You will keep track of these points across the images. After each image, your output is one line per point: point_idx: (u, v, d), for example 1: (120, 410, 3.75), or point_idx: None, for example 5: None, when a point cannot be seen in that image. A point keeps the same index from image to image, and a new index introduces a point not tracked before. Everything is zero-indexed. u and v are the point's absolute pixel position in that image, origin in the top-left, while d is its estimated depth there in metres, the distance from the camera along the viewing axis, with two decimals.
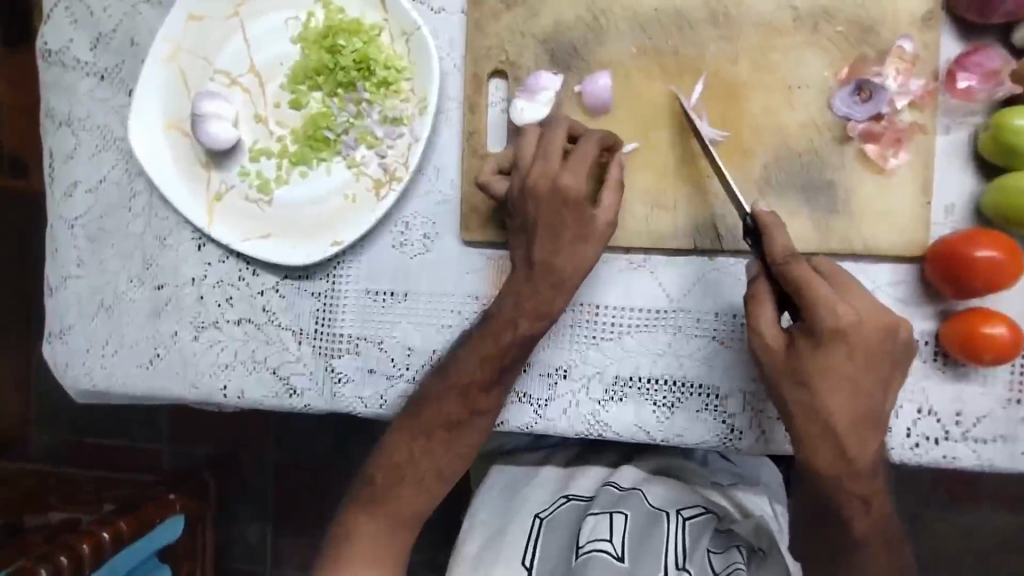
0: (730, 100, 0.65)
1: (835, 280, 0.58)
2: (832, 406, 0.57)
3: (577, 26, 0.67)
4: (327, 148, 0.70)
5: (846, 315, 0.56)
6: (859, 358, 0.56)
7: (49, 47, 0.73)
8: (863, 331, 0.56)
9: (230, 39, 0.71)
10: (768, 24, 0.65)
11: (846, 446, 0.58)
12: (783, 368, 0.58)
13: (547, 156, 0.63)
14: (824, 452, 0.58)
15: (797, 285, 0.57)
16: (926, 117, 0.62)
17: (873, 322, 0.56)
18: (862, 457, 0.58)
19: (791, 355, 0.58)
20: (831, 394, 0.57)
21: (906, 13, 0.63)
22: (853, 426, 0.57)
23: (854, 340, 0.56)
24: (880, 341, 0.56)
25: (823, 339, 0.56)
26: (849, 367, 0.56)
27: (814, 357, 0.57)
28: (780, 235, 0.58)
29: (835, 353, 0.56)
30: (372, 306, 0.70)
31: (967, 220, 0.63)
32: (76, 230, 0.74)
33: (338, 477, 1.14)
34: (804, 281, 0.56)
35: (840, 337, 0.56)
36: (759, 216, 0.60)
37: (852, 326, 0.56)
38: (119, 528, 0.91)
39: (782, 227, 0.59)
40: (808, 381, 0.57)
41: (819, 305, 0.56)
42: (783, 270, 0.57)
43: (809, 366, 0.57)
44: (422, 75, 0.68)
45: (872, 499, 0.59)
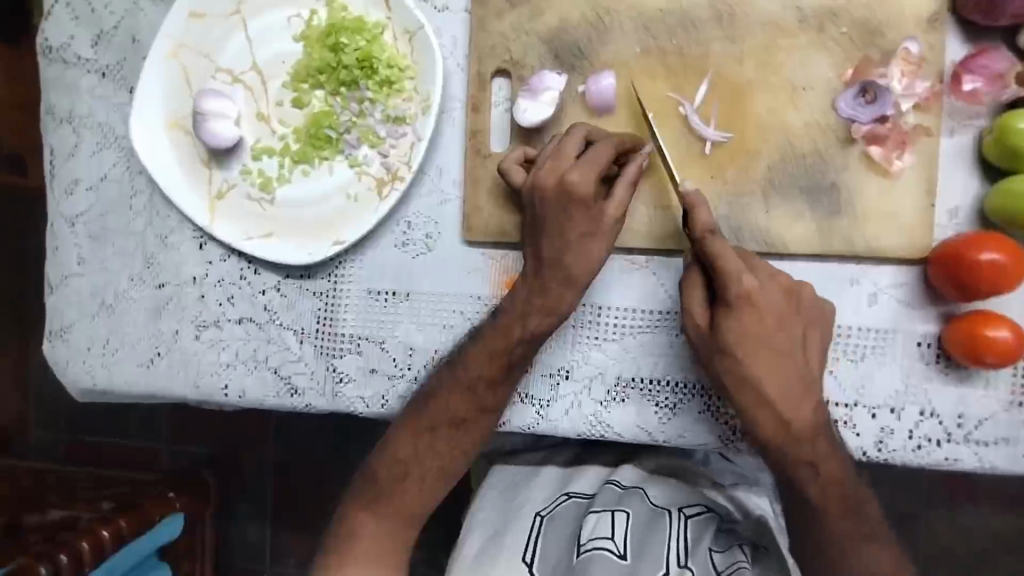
0: (733, 101, 0.65)
1: (742, 254, 0.62)
2: (755, 372, 0.60)
3: (581, 25, 0.67)
4: (329, 147, 0.70)
5: (750, 281, 0.59)
6: (769, 321, 0.60)
7: (50, 44, 0.73)
8: (766, 294, 0.60)
9: (232, 37, 0.71)
10: (773, 25, 0.64)
11: (780, 408, 0.60)
12: (708, 341, 0.61)
13: (559, 156, 0.63)
14: (801, 433, 0.60)
15: (709, 257, 0.59)
16: (930, 118, 0.62)
17: (774, 287, 0.60)
18: (799, 420, 0.60)
19: (713, 328, 0.61)
20: (752, 359, 0.60)
21: (912, 14, 0.62)
22: (781, 389, 0.60)
23: (760, 305, 0.60)
24: (783, 303, 0.60)
25: (735, 308, 0.60)
26: (762, 330, 0.60)
27: (731, 325, 0.60)
28: (702, 209, 0.60)
29: (747, 319, 0.60)
30: (374, 306, 0.70)
31: (971, 222, 0.63)
32: (77, 229, 0.74)
33: (338, 474, 1.14)
34: (717, 254, 0.59)
35: (750, 304, 0.59)
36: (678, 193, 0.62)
37: (756, 291, 0.59)
38: (119, 526, 0.91)
39: (704, 203, 0.61)
40: (730, 351, 0.60)
41: (727, 275, 0.59)
42: (699, 243, 0.60)
43: (729, 336, 0.60)
44: (425, 73, 0.68)
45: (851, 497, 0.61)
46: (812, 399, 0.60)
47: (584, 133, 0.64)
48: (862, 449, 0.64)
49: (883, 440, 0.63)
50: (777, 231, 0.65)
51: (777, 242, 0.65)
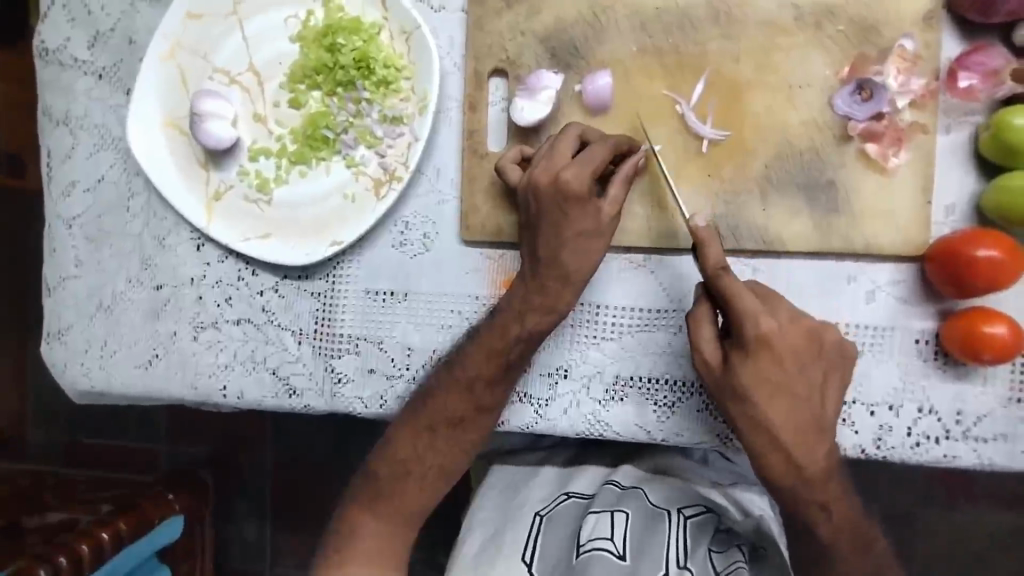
0: (730, 99, 0.65)
1: (759, 291, 0.60)
2: (770, 414, 0.59)
3: (577, 24, 0.67)
4: (326, 147, 0.70)
5: (768, 323, 0.58)
6: (787, 363, 0.59)
7: (46, 46, 0.73)
8: (785, 337, 0.59)
9: (229, 37, 0.71)
10: (769, 23, 0.64)
11: (793, 452, 0.60)
12: (722, 381, 0.60)
13: (554, 156, 0.63)
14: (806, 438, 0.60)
15: (724, 297, 0.59)
16: (926, 115, 0.62)
17: (794, 329, 0.59)
18: (812, 464, 0.60)
19: (727, 370, 0.60)
20: (767, 402, 0.59)
21: (908, 12, 0.63)
22: (796, 432, 0.60)
23: (779, 348, 0.58)
24: (803, 344, 0.59)
25: (752, 349, 0.59)
26: (778, 373, 0.59)
27: (746, 368, 0.59)
28: (712, 245, 0.59)
29: (763, 362, 0.59)
30: (372, 307, 0.70)
31: (967, 218, 0.63)
32: (74, 231, 0.74)
33: (337, 475, 1.14)
34: (731, 295, 0.58)
35: (767, 346, 0.58)
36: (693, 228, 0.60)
37: (774, 333, 0.58)
38: (118, 528, 0.91)
39: (716, 239, 0.60)
40: (745, 393, 0.59)
41: (743, 317, 0.58)
42: (714, 283, 0.59)
43: (744, 378, 0.59)
44: (422, 73, 0.68)
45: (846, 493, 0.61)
46: (827, 442, 0.60)
47: (578, 134, 0.64)
48: (861, 447, 0.64)
49: (882, 436, 0.63)
50: (774, 229, 0.65)
51: (775, 241, 0.65)
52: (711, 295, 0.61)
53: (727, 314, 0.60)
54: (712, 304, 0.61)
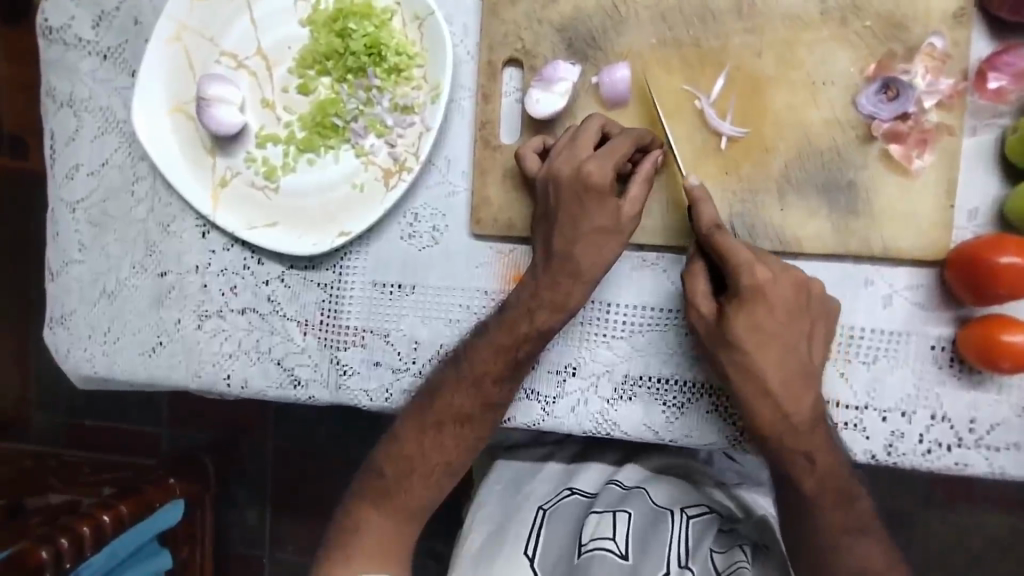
0: (751, 95, 0.63)
1: (754, 250, 0.61)
2: (760, 363, 0.59)
3: (596, 14, 0.65)
4: (335, 136, 0.68)
5: (762, 273, 0.58)
6: (778, 314, 0.59)
7: (50, 25, 0.71)
8: (778, 287, 0.59)
9: (237, 20, 0.69)
10: (794, 17, 0.63)
11: (800, 437, 0.60)
12: (714, 332, 0.60)
13: (575, 147, 0.62)
14: (807, 437, 0.60)
15: (717, 250, 0.59)
16: (953, 117, 0.61)
17: (786, 280, 0.59)
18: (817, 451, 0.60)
19: (721, 320, 0.60)
20: (757, 349, 0.59)
21: (938, 8, 0.61)
22: (785, 382, 0.59)
23: (771, 297, 0.58)
24: (795, 296, 0.59)
25: (745, 298, 0.58)
26: (771, 323, 0.59)
27: (740, 318, 0.59)
28: (706, 205, 0.60)
29: (757, 312, 0.58)
30: (379, 299, 0.69)
31: (991, 225, 0.62)
32: (78, 214, 0.72)
33: (338, 460, 1.13)
34: (726, 246, 0.58)
35: (760, 294, 0.58)
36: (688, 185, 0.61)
37: (768, 284, 0.58)
38: (120, 510, 0.92)
39: (710, 199, 0.61)
40: (737, 341, 0.59)
41: (737, 266, 0.58)
42: (709, 240, 0.60)
43: (736, 327, 0.59)
44: (435, 61, 0.66)
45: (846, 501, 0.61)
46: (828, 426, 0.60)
47: (601, 125, 0.63)
48: (871, 453, 0.63)
49: (893, 443, 0.62)
50: (791, 230, 0.63)
51: (791, 242, 0.63)
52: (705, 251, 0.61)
53: (722, 268, 0.60)
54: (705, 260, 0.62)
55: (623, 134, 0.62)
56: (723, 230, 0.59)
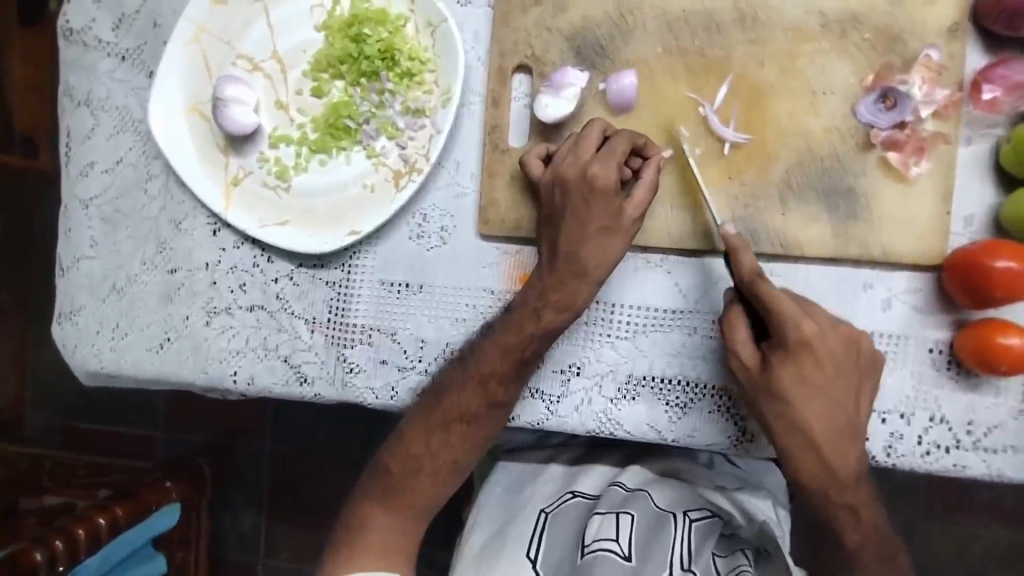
0: (754, 103, 0.65)
1: (797, 300, 0.62)
2: (808, 416, 0.60)
3: (603, 23, 0.68)
4: (347, 137, 0.70)
5: (810, 328, 0.59)
6: (826, 367, 0.60)
7: (72, 26, 0.73)
8: (827, 342, 0.60)
9: (255, 24, 0.71)
10: (795, 29, 0.65)
11: (805, 436, 0.61)
12: (760, 385, 0.61)
13: (578, 151, 0.64)
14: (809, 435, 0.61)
15: (765, 306, 0.59)
16: (949, 126, 0.63)
17: (834, 335, 0.60)
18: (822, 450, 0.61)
19: (766, 372, 0.60)
20: (805, 404, 0.60)
21: (934, 22, 0.63)
22: (831, 435, 0.60)
23: (820, 351, 0.59)
24: (844, 351, 0.60)
25: (793, 352, 0.60)
26: (820, 378, 0.60)
27: (787, 371, 0.60)
28: (745, 255, 0.60)
29: (804, 365, 0.60)
30: (387, 297, 0.70)
31: (986, 231, 0.64)
32: (91, 211, 0.74)
33: (336, 469, 1.13)
34: (773, 302, 0.59)
35: (807, 350, 0.59)
36: (727, 237, 0.61)
37: (817, 338, 0.59)
38: (115, 514, 0.91)
39: (748, 248, 0.61)
40: (783, 393, 0.60)
41: (783, 320, 0.59)
42: (752, 291, 0.60)
43: (783, 381, 0.60)
44: (446, 66, 0.68)
45: (853, 504, 0.62)
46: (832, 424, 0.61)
47: (603, 129, 0.65)
48: (871, 454, 0.64)
49: (892, 444, 0.63)
50: (793, 234, 0.65)
51: (793, 246, 0.65)
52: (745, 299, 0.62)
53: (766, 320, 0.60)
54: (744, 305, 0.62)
55: (620, 135, 0.64)
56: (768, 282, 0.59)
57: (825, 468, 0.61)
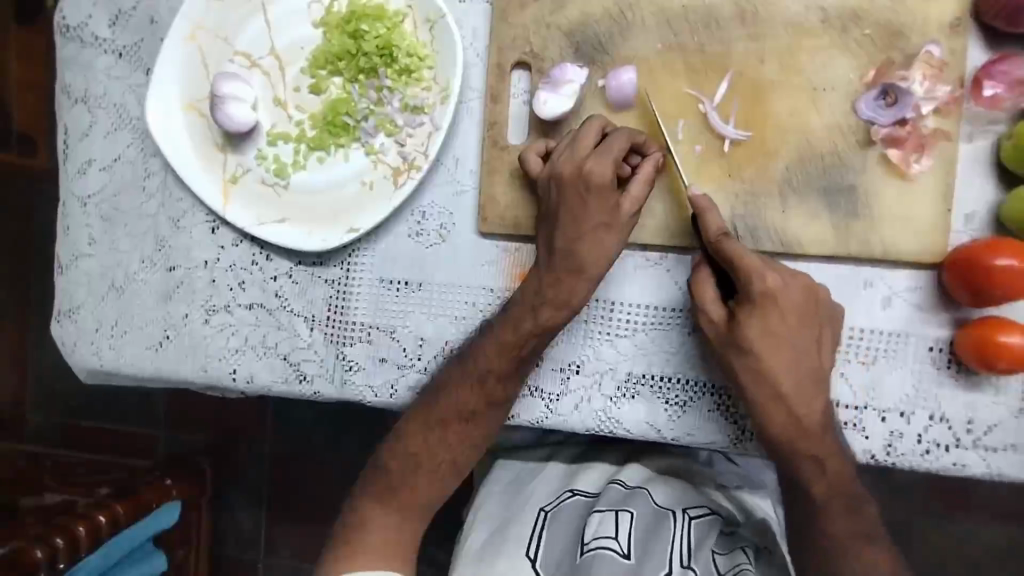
0: (753, 100, 0.65)
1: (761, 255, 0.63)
2: (774, 367, 0.61)
3: (603, 20, 0.67)
4: (346, 134, 0.70)
5: (774, 280, 0.60)
6: (789, 318, 0.60)
7: (68, 23, 0.73)
8: (790, 294, 0.60)
9: (252, 21, 0.70)
10: (796, 25, 0.64)
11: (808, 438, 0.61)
12: (727, 338, 0.61)
13: (576, 148, 0.64)
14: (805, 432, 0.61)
15: (728, 260, 0.61)
16: (950, 123, 0.62)
17: (797, 286, 0.61)
18: (825, 452, 0.61)
19: (732, 326, 0.61)
20: (771, 355, 0.61)
21: (936, 18, 0.62)
22: (815, 417, 0.61)
23: (783, 303, 0.60)
24: (805, 301, 0.61)
25: (757, 304, 0.60)
26: (784, 329, 0.60)
27: (752, 322, 0.60)
28: (711, 213, 0.62)
29: (768, 316, 0.60)
30: (386, 295, 0.69)
31: (987, 228, 0.63)
32: (88, 209, 0.73)
33: (337, 465, 1.13)
34: (736, 255, 0.60)
35: (771, 301, 0.60)
36: (693, 197, 0.63)
37: (780, 290, 0.60)
38: (115, 511, 0.91)
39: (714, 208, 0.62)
40: (749, 345, 0.61)
41: (746, 272, 0.60)
42: (717, 249, 0.61)
43: (748, 333, 0.60)
44: (445, 63, 0.68)
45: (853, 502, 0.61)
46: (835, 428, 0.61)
47: (601, 127, 0.64)
48: (871, 453, 0.64)
49: (892, 443, 0.63)
50: (793, 232, 0.65)
51: (793, 243, 0.65)
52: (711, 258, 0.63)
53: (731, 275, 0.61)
54: (710, 266, 0.64)
55: (618, 133, 0.64)
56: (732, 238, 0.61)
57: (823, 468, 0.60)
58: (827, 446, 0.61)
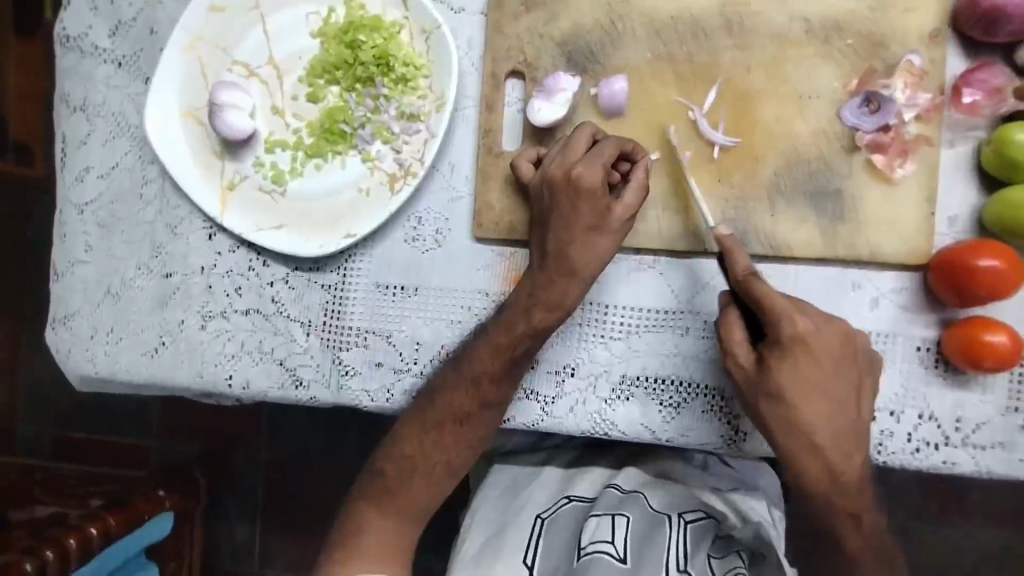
0: (741, 108, 0.67)
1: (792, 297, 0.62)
2: (808, 415, 0.60)
3: (595, 30, 0.69)
4: (343, 142, 0.71)
5: (803, 325, 0.59)
6: (823, 363, 0.60)
7: (68, 33, 0.74)
8: (823, 339, 0.60)
9: (251, 31, 0.72)
10: (781, 35, 0.66)
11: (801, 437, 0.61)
12: (758, 385, 0.61)
13: (566, 153, 0.65)
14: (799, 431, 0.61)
15: (756, 302, 0.60)
16: (931, 129, 0.64)
17: (830, 330, 0.60)
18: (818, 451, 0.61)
19: (763, 371, 0.61)
20: (804, 402, 0.60)
21: (915, 28, 0.65)
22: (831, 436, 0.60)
23: (815, 347, 0.59)
24: (840, 346, 0.60)
25: (788, 349, 0.59)
26: (817, 375, 0.60)
27: (784, 369, 0.60)
28: (739, 253, 0.61)
29: (800, 362, 0.59)
30: (382, 300, 0.70)
31: (970, 230, 0.65)
32: (85, 216, 0.74)
33: (329, 479, 1.13)
34: (764, 298, 0.59)
35: (803, 346, 0.59)
36: (720, 237, 0.62)
37: (811, 334, 0.59)
38: (108, 523, 0.90)
39: (741, 248, 0.62)
40: (781, 392, 0.60)
41: (777, 317, 0.59)
42: (745, 289, 0.61)
43: (779, 379, 0.60)
44: (440, 72, 0.69)
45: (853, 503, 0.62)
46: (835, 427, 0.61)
47: (591, 133, 0.66)
48: None
49: (883, 442, 0.64)
50: (782, 235, 0.66)
51: (782, 246, 0.66)
52: (740, 299, 0.62)
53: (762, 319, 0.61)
54: (739, 307, 0.63)
55: (607, 140, 0.65)
56: (761, 280, 0.60)
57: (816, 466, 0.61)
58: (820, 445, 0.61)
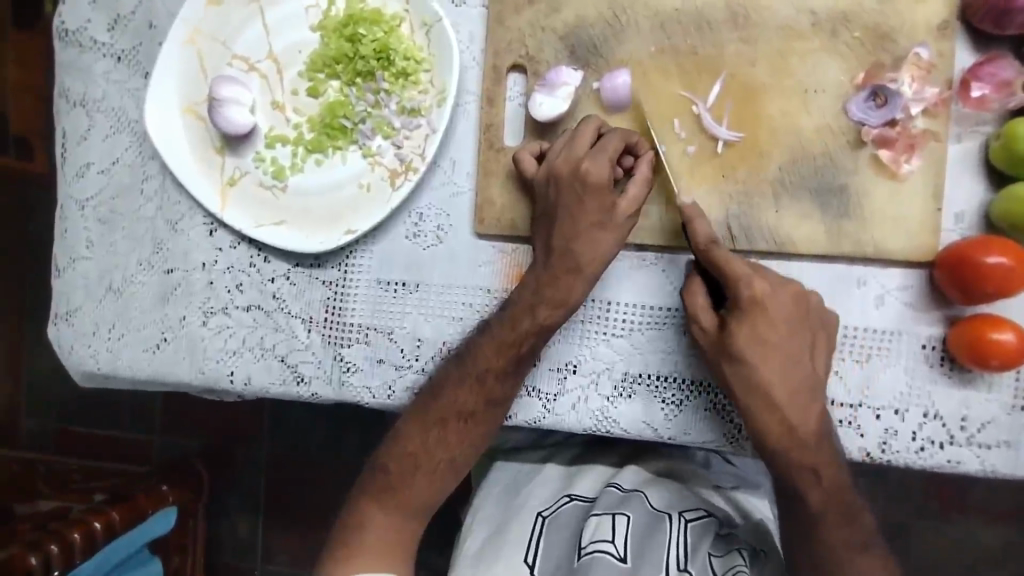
0: (745, 102, 0.66)
1: (750, 263, 0.63)
2: (767, 374, 0.60)
3: (597, 23, 0.68)
4: (344, 137, 0.70)
5: (760, 286, 0.60)
6: (779, 324, 0.60)
7: (67, 27, 0.73)
8: (778, 299, 0.61)
9: (250, 25, 0.71)
10: (787, 28, 0.65)
11: (805, 437, 0.61)
12: (718, 346, 0.62)
13: (573, 146, 0.64)
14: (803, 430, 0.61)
15: (717, 266, 0.61)
16: (939, 123, 0.63)
17: (786, 292, 0.61)
18: (821, 451, 0.61)
19: (723, 333, 0.61)
20: (762, 363, 0.60)
21: (924, 21, 0.64)
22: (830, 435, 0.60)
23: (771, 309, 0.60)
24: (795, 308, 0.61)
25: (746, 310, 0.61)
26: (774, 335, 0.60)
27: (741, 329, 0.61)
28: (700, 221, 0.62)
29: (757, 322, 0.60)
30: (384, 296, 0.70)
31: (977, 227, 0.64)
32: (86, 212, 0.74)
33: (334, 472, 1.13)
34: (723, 262, 0.61)
35: (759, 307, 0.60)
36: (682, 206, 0.63)
37: (767, 296, 0.61)
38: (111, 518, 0.91)
39: (703, 216, 0.63)
40: (739, 352, 0.61)
41: (736, 279, 0.61)
42: (707, 256, 0.62)
43: (738, 338, 0.61)
44: (441, 66, 0.68)
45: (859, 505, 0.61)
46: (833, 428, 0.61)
47: (597, 127, 0.65)
48: (866, 450, 0.64)
49: (887, 440, 0.64)
50: (786, 232, 0.65)
51: (786, 243, 0.65)
52: (702, 267, 0.63)
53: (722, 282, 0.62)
54: (703, 275, 0.64)
55: (612, 133, 0.65)
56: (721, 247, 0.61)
57: (820, 465, 0.61)
58: (822, 445, 0.61)
